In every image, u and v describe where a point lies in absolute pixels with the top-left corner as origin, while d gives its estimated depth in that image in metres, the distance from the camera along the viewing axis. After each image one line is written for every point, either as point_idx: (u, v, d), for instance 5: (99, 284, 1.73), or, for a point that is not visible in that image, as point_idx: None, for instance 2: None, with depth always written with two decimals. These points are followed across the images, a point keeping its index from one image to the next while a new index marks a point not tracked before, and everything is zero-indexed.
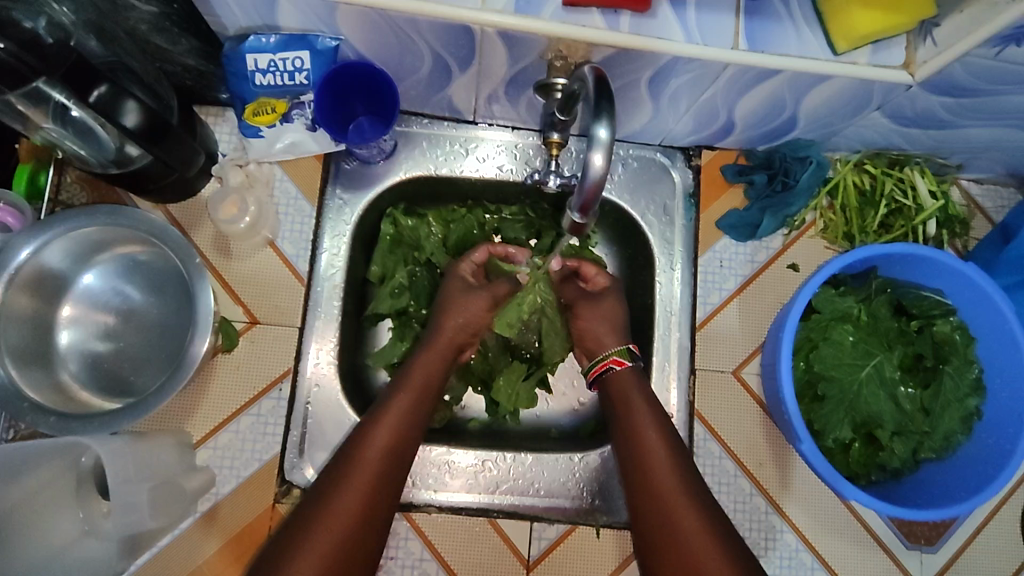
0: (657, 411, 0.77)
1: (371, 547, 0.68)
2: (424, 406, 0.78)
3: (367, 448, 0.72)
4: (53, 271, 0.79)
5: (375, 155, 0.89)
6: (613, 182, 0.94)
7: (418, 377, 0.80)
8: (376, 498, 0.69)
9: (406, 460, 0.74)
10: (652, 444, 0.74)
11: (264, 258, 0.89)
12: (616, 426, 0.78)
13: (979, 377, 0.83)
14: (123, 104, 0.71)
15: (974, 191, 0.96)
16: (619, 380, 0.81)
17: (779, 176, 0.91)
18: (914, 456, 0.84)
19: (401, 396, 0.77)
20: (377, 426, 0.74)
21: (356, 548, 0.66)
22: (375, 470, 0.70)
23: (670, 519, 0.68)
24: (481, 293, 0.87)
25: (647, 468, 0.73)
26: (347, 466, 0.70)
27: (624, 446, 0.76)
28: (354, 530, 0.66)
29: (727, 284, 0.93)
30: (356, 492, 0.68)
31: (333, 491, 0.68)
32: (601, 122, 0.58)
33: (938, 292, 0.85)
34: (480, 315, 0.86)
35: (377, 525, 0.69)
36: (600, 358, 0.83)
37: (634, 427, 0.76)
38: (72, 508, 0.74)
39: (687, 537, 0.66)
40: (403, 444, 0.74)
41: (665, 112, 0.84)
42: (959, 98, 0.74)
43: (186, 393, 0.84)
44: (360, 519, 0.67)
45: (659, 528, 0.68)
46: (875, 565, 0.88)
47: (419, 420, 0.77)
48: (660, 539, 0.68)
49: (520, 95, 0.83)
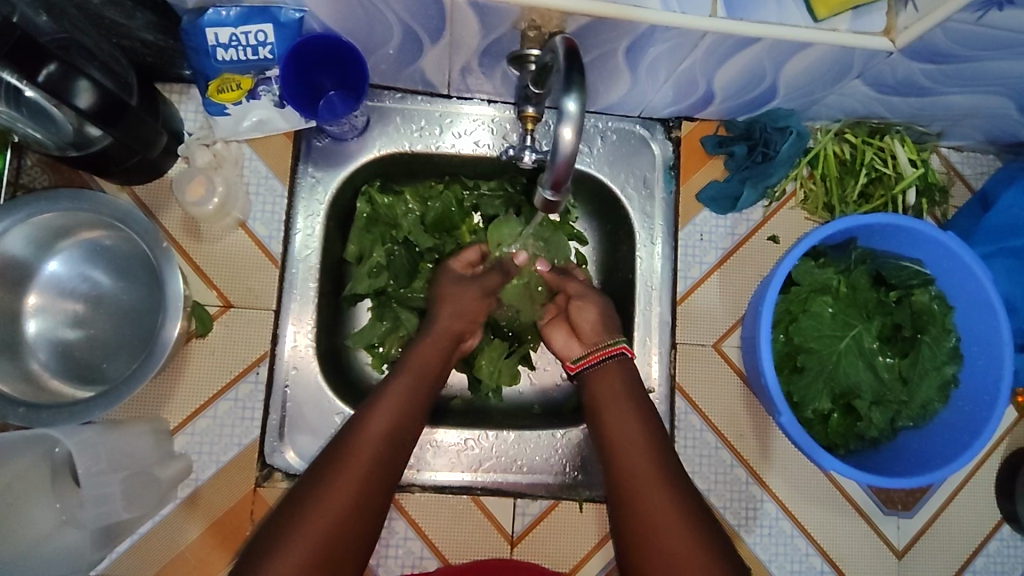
0: (642, 405, 0.77)
1: (364, 538, 0.65)
2: (424, 389, 0.77)
3: (365, 435, 0.69)
4: (16, 259, 0.77)
5: (347, 132, 0.87)
6: (591, 155, 0.92)
7: (417, 361, 0.78)
8: (372, 489, 0.67)
9: (405, 449, 0.72)
10: (636, 434, 0.73)
11: (235, 240, 0.87)
12: (594, 417, 0.78)
13: (956, 345, 0.83)
14: (75, 84, 0.68)
15: (954, 158, 0.96)
16: (607, 370, 0.80)
17: (758, 147, 0.90)
18: (892, 424, 0.85)
19: (398, 383, 0.75)
20: (375, 413, 0.71)
21: (347, 541, 0.64)
22: (373, 462, 0.68)
23: (650, 504, 0.68)
24: (472, 286, 0.85)
25: (634, 458, 0.71)
26: (342, 455, 0.68)
27: (608, 444, 0.74)
28: (346, 521, 0.64)
29: (707, 257, 0.93)
30: (350, 484, 0.66)
31: (324, 485, 0.65)
32: (571, 95, 0.56)
33: (917, 262, 0.85)
34: (475, 306, 0.84)
35: (374, 519, 0.66)
36: (611, 343, 0.82)
37: (616, 423, 0.75)
38: (49, 498, 0.73)
39: (675, 545, 0.65)
40: (402, 432, 0.72)
41: (644, 83, 0.82)
42: (941, 65, 0.72)
43: (160, 379, 0.83)
44: (355, 513, 0.65)
45: (637, 515, 0.68)
46: (852, 530, 0.89)
47: (419, 406, 0.75)
48: (636, 528, 0.67)
49: (494, 66, 0.80)
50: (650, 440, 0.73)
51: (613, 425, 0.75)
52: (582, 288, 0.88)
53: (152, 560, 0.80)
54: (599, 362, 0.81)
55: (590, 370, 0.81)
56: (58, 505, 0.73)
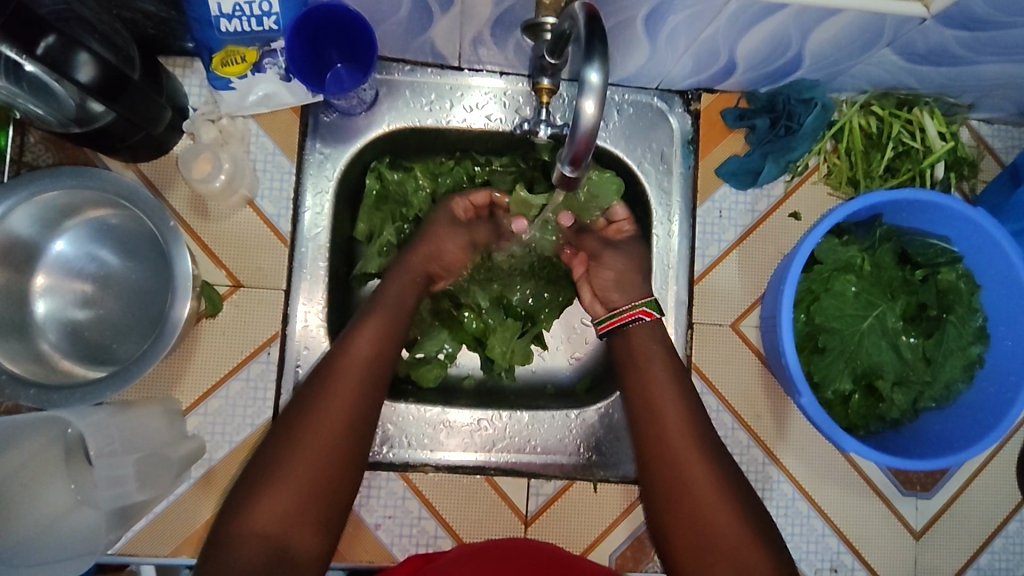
0: (675, 371, 0.77)
1: (354, 472, 0.68)
2: (396, 328, 0.77)
3: (337, 377, 0.70)
4: (22, 239, 0.76)
5: (355, 106, 0.84)
6: (607, 129, 0.89)
7: (389, 304, 0.78)
8: (351, 430, 0.68)
9: (381, 385, 0.73)
10: (668, 400, 0.75)
11: (244, 219, 0.85)
12: (624, 380, 0.78)
13: (982, 326, 0.81)
14: (75, 56, 0.65)
15: (984, 131, 0.92)
16: (636, 332, 0.80)
17: (781, 119, 0.87)
18: (914, 406, 0.84)
19: (370, 322, 0.75)
20: (349, 351, 0.72)
21: (334, 480, 0.66)
22: (347, 410, 0.69)
23: (682, 480, 0.70)
24: (459, 232, 0.85)
25: (664, 430, 0.73)
26: (317, 400, 0.69)
27: (638, 419, 0.75)
28: (329, 459, 0.66)
29: (726, 234, 0.90)
30: (327, 428, 0.67)
31: (301, 425, 0.67)
32: (593, 66, 0.53)
33: (944, 239, 0.82)
34: (457, 255, 0.85)
35: (357, 455, 0.68)
36: (628, 308, 0.81)
37: (645, 393, 0.75)
38: (63, 478, 0.72)
39: (712, 516, 0.67)
40: (378, 370, 0.73)
41: (663, 53, 0.79)
42: (976, 32, 0.69)
43: (171, 360, 0.82)
44: (333, 465, 0.66)
45: (670, 488, 0.70)
46: (870, 511, 0.88)
47: (391, 345, 0.75)
48: (672, 501, 0.70)
49: (507, 36, 0.77)
50: (682, 410, 0.74)
51: (638, 398, 0.76)
52: (599, 247, 0.85)
53: (167, 539, 0.80)
54: (624, 325, 0.80)
55: (617, 336, 0.81)
56: (72, 485, 0.72)
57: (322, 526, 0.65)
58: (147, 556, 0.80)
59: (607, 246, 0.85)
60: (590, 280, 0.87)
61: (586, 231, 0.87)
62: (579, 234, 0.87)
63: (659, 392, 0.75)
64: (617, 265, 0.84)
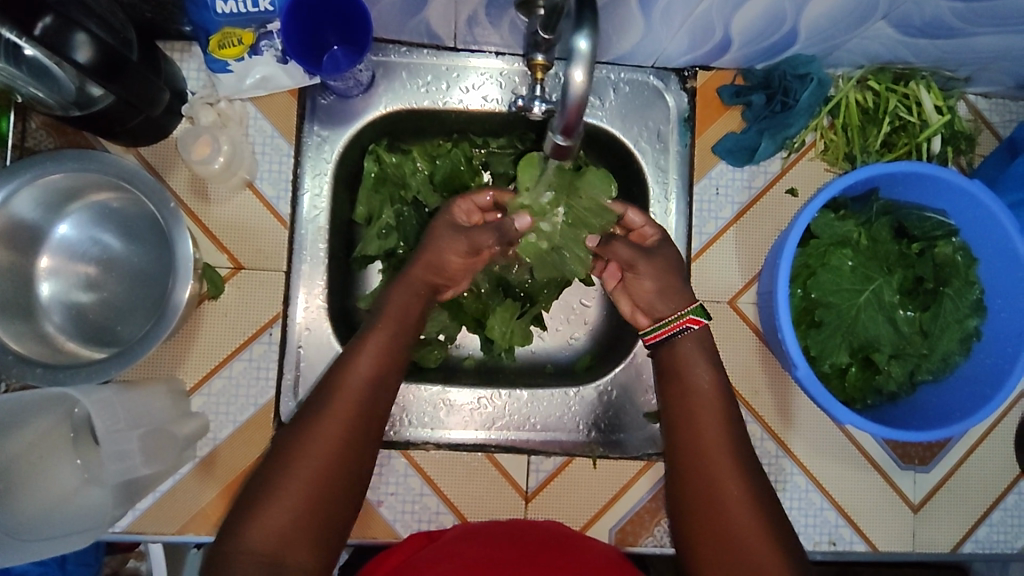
0: (715, 373, 0.76)
1: (355, 483, 0.67)
2: (404, 337, 0.76)
3: (344, 386, 0.70)
4: (26, 222, 0.77)
5: (352, 88, 0.85)
6: (604, 108, 0.90)
7: (398, 310, 0.76)
8: (355, 441, 0.67)
9: (386, 395, 0.72)
10: (705, 400, 0.74)
11: (244, 201, 0.86)
12: (663, 381, 0.78)
13: (980, 298, 0.82)
14: (72, 38, 0.66)
15: (981, 105, 0.92)
16: (681, 342, 0.78)
17: (777, 95, 0.87)
18: (911, 378, 0.84)
19: (378, 332, 0.74)
20: (356, 361, 0.71)
21: (336, 490, 0.65)
22: (353, 413, 0.68)
23: (712, 478, 0.69)
24: (459, 239, 0.80)
25: (699, 431, 0.72)
26: (322, 409, 0.68)
27: (674, 418, 0.75)
28: (332, 470, 0.65)
29: (724, 212, 0.90)
30: (332, 438, 0.66)
31: (305, 434, 0.66)
32: (582, 33, 0.54)
33: (941, 213, 0.82)
34: (461, 265, 0.81)
35: (359, 466, 0.67)
36: (674, 319, 0.78)
37: (680, 394, 0.75)
38: (70, 456, 0.74)
39: (738, 518, 0.66)
40: (383, 381, 0.72)
41: (659, 30, 0.79)
42: (971, 2, 0.68)
43: (173, 342, 0.83)
44: (335, 475, 0.65)
45: (698, 487, 0.69)
46: (868, 485, 0.89)
47: (398, 355, 0.74)
48: (704, 500, 0.68)
49: (502, 15, 0.78)
50: (717, 411, 0.73)
51: (678, 397, 0.75)
52: (633, 256, 0.81)
53: (173, 517, 0.81)
54: (672, 334, 0.78)
55: (664, 346, 0.79)
56: (79, 463, 0.74)
57: (323, 539, 0.64)
58: (154, 535, 0.81)
59: (641, 254, 0.81)
60: (629, 292, 0.84)
61: (615, 240, 0.83)
62: (608, 244, 0.84)
63: (698, 395, 0.74)
64: (655, 276, 0.80)
